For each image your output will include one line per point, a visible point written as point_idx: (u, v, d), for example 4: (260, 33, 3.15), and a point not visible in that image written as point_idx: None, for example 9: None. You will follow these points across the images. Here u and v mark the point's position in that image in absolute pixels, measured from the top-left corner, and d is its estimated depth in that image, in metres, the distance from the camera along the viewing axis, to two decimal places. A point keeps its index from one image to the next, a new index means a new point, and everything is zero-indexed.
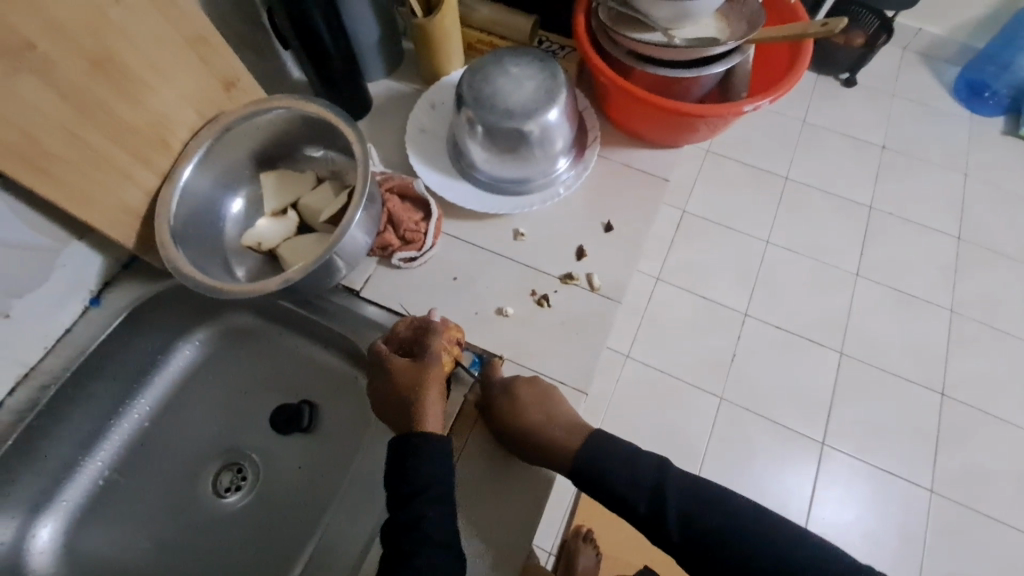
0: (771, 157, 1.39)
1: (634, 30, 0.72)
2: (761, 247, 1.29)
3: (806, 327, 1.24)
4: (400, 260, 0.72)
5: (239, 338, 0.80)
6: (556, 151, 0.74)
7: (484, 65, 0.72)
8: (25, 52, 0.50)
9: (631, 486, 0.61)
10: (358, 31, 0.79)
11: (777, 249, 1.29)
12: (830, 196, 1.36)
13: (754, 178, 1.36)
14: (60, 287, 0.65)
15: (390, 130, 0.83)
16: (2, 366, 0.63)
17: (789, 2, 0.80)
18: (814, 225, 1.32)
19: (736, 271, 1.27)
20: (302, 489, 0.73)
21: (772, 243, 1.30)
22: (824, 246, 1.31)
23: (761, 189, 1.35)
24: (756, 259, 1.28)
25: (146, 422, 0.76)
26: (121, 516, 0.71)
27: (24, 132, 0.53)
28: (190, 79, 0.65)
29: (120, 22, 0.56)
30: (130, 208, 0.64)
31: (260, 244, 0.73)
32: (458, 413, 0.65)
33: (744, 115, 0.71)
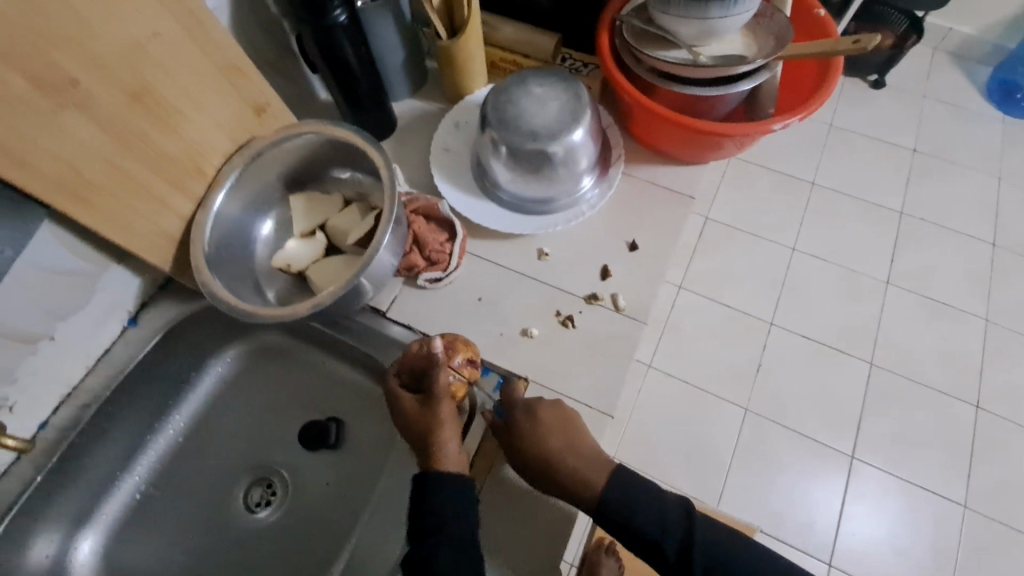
0: (796, 162, 1.36)
1: (659, 49, 0.72)
2: (787, 254, 1.26)
3: (834, 337, 1.21)
4: (425, 281, 0.73)
5: (269, 355, 0.82)
6: (581, 170, 0.74)
7: (508, 86, 0.72)
8: (70, 89, 0.52)
9: (661, 523, 0.59)
10: (384, 53, 0.80)
11: (804, 256, 1.26)
12: (859, 202, 1.32)
13: (779, 184, 1.33)
14: (101, 308, 0.68)
15: (414, 149, 0.84)
16: (46, 385, 0.66)
17: (817, 16, 0.79)
18: (842, 232, 1.29)
19: (762, 279, 1.24)
20: (330, 505, 0.74)
21: (798, 249, 1.27)
22: (852, 254, 1.28)
23: (787, 196, 1.32)
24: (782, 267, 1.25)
25: (180, 437, 0.78)
26: (158, 530, 0.73)
27: (69, 165, 0.54)
28: (223, 107, 0.67)
29: (157, 55, 0.57)
30: (167, 233, 0.66)
31: (290, 265, 0.75)
32: (483, 436, 0.65)
33: (772, 133, 0.70)
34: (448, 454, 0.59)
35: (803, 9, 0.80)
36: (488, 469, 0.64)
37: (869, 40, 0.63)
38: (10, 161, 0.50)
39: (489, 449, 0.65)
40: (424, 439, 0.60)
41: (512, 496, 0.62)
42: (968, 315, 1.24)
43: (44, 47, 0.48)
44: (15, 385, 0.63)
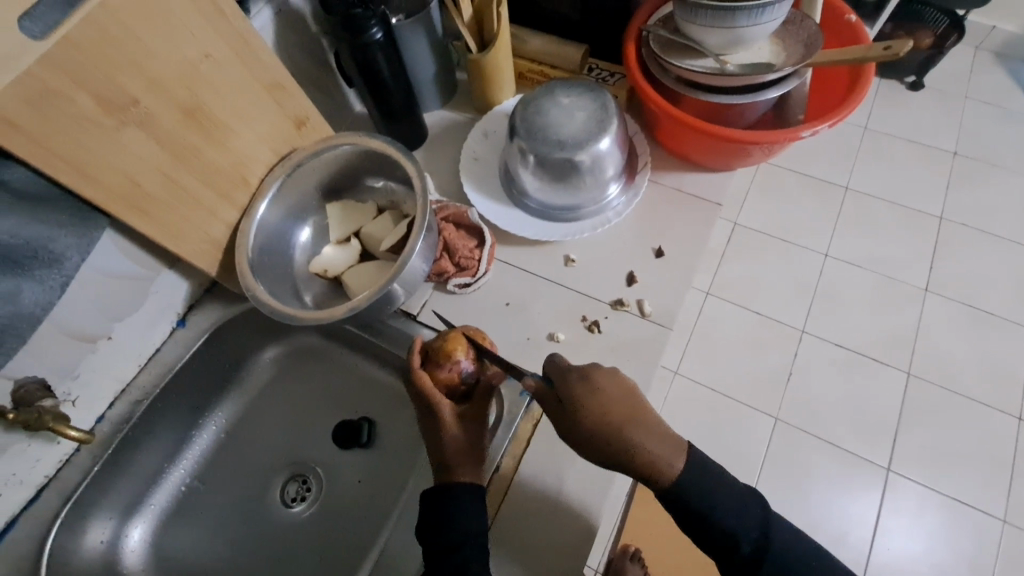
0: (830, 166, 1.33)
1: (686, 58, 0.73)
2: (819, 260, 1.24)
3: (869, 345, 1.18)
4: (454, 286, 0.76)
5: (305, 356, 0.85)
6: (607, 177, 0.75)
7: (536, 97, 0.74)
8: (130, 107, 0.56)
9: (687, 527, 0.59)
10: (417, 67, 0.83)
11: (838, 263, 1.24)
12: (896, 207, 1.29)
13: (812, 189, 1.31)
14: (153, 310, 0.72)
15: (444, 158, 0.87)
16: (103, 382, 0.71)
17: (848, 22, 0.78)
18: (877, 237, 1.26)
19: (794, 286, 1.22)
20: (362, 502, 0.77)
21: (831, 256, 1.24)
22: (889, 260, 1.24)
23: (820, 201, 1.29)
24: (815, 273, 1.22)
25: (223, 432, 0.82)
26: (201, 521, 0.77)
27: (129, 178, 0.59)
28: (266, 121, 0.70)
29: (208, 74, 0.62)
30: (214, 241, 0.70)
31: (326, 271, 0.78)
32: (511, 438, 0.66)
33: (801, 140, 0.70)
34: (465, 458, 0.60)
35: (834, 14, 0.80)
36: (514, 468, 0.65)
37: (901, 46, 0.62)
38: (78, 174, 0.54)
39: (515, 448, 0.66)
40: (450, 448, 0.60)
41: (537, 496, 0.64)
42: (1012, 324, 1.19)
43: (109, 69, 0.53)
44: (76, 381, 0.68)
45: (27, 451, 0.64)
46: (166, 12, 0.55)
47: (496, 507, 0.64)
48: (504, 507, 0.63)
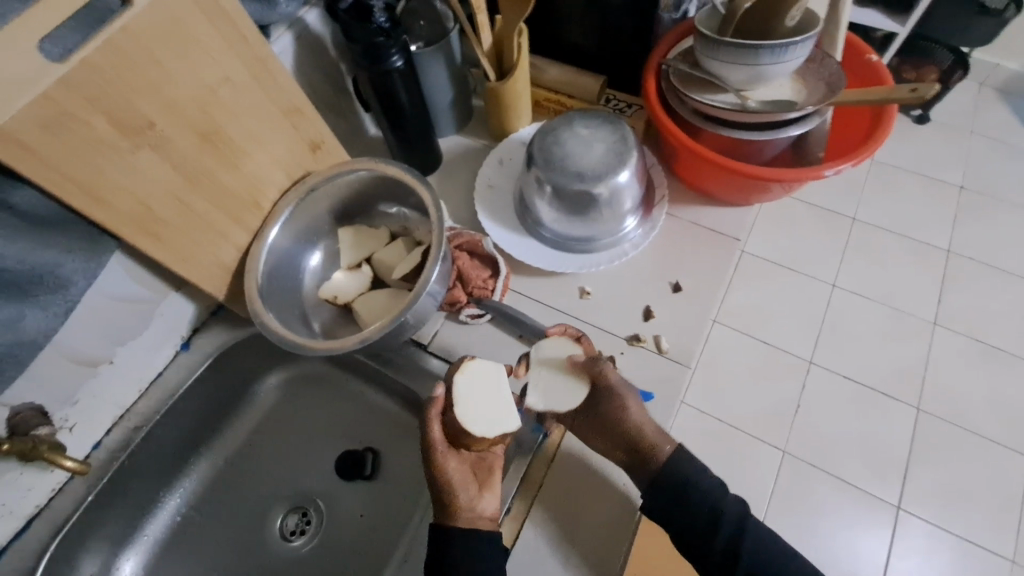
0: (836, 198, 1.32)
1: (705, 93, 0.72)
2: (828, 291, 1.19)
3: (881, 379, 1.15)
4: (467, 316, 0.73)
5: (309, 382, 0.83)
6: (624, 210, 0.75)
7: (555, 126, 0.73)
8: (146, 130, 0.55)
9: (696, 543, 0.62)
10: (434, 94, 0.82)
11: (844, 293, 1.20)
12: (903, 239, 1.28)
13: (822, 220, 1.28)
14: (157, 333, 0.70)
15: (459, 185, 0.86)
16: (103, 408, 0.68)
17: (869, 62, 0.78)
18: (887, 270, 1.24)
19: (805, 315, 1.16)
20: (363, 538, 0.74)
21: (838, 286, 1.20)
22: (898, 293, 1.22)
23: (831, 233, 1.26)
24: (823, 303, 1.18)
25: (224, 459, 0.79)
26: (195, 555, 0.74)
27: (142, 202, 0.57)
28: (282, 144, 0.70)
29: (227, 98, 0.61)
30: (223, 265, 0.69)
31: (337, 297, 0.76)
32: (523, 480, 0.65)
33: (825, 179, 0.69)
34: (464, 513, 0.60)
35: (855, 54, 0.80)
36: (526, 512, 0.64)
37: (927, 89, 0.62)
38: (88, 199, 0.53)
39: (526, 493, 0.65)
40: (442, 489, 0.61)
41: (549, 544, 0.62)
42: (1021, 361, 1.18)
43: (128, 94, 0.53)
44: (74, 407, 0.65)
45: (19, 480, 0.62)
46: (187, 37, 0.55)
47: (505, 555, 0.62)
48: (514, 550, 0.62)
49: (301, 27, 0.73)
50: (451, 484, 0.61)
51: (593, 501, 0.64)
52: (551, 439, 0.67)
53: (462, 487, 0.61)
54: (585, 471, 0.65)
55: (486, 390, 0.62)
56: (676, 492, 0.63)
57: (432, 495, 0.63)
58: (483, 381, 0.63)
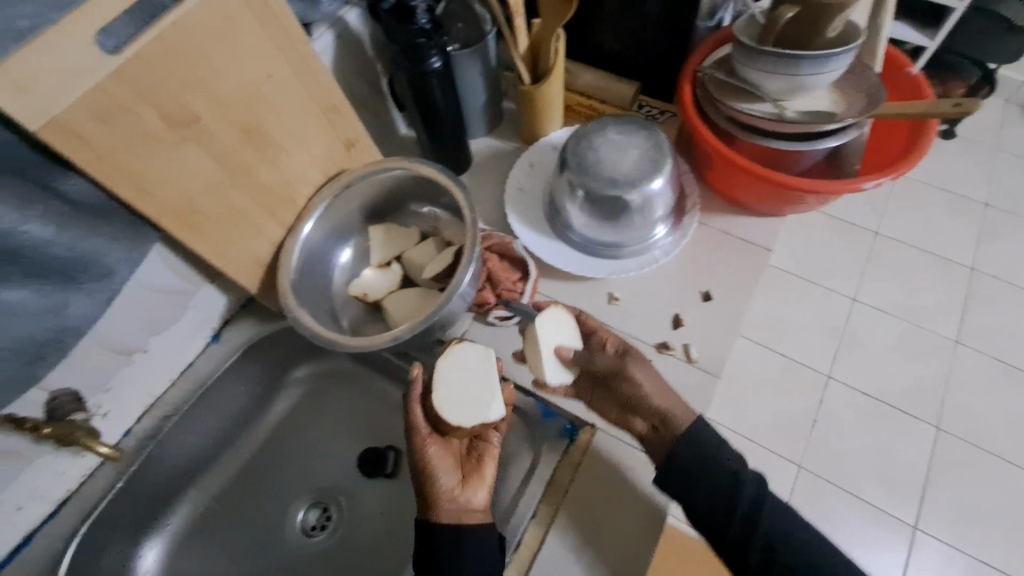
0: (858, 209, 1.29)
1: (742, 101, 0.72)
2: (847, 305, 1.16)
3: (901, 397, 1.13)
4: (495, 318, 0.74)
5: (333, 378, 0.83)
6: (655, 217, 0.74)
7: (588, 131, 0.73)
8: (192, 123, 0.56)
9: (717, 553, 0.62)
10: (468, 96, 0.83)
11: (864, 308, 1.17)
12: (926, 254, 1.25)
13: (841, 231, 1.24)
14: (190, 324, 0.71)
15: (488, 187, 0.86)
16: (135, 396, 0.69)
17: (910, 75, 0.77)
18: (909, 286, 1.21)
19: (822, 328, 1.14)
20: (383, 536, 0.74)
21: (858, 300, 1.17)
22: (920, 309, 1.19)
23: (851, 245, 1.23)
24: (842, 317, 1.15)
25: (249, 452, 0.79)
26: (217, 547, 0.74)
27: (183, 193, 0.58)
28: (319, 141, 0.71)
29: (269, 94, 0.62)
30: (258, 259, 0.69)
31: (366, 295, 0.77)
32: (550, 480, 0.65)
33: (862, 192, 0.68)
34: (447, 507, 0.59)
35: (894, 66, 0.79)
36: (552, 517, 0.63)
37: (972, 103, 0.62)
38: (136, 190, 0.54)
39: (552, 497, 0.64)
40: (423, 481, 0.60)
41: (574, 549, 0.62)
42: None
43: (176, 88, 0.54)
44: (107, 393, 0.66)
45: (53, 463, 0.63)
46: (234, 34, 0.56)
47: (530, 559, 0.62)
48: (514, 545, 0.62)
49: (341, 26, 0.73)
50: (432, 473, 0.60)
51: (620, 508, 0.64)
52: (579, 443, 0.67)
53: (444, 476, 0.60)
54: (612, 478, 0.65)
55: (468, 375, 0.63)
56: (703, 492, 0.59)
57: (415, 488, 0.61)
58: (468, 364, 0.63)
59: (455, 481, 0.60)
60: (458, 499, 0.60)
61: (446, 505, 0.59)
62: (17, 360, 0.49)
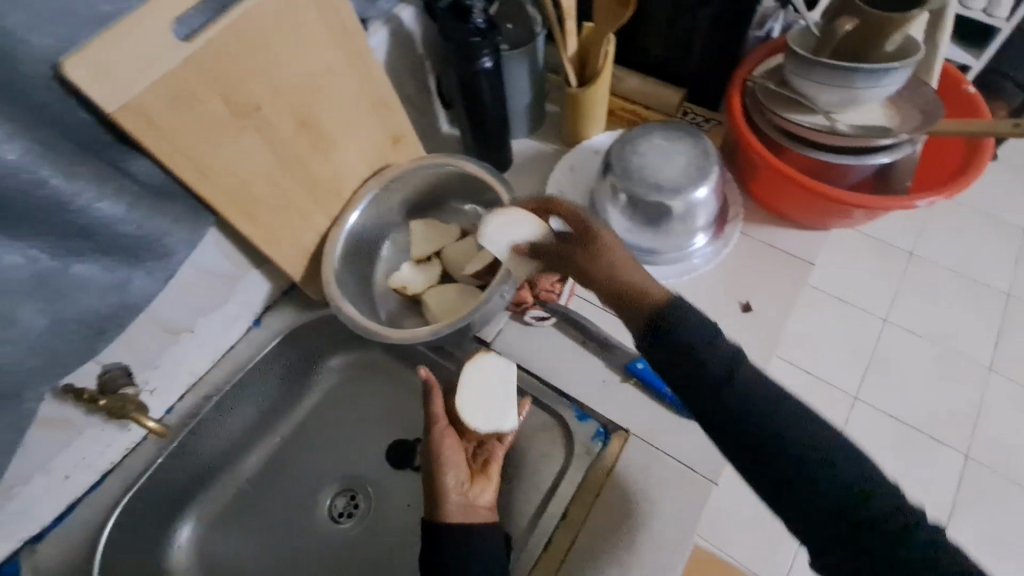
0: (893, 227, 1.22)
1: (793, 112, 0.71)
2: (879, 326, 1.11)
3: (929, 422, 1.10)
4: (532, 318, 0.74)
5: (366, 368, 0.84)
6: (697, 226, 0.74)
7: (634, 136, 0.74)
8: (254, 112, 0.58)
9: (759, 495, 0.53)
10: (514, 96, 0.84)
11: (896, 329, 1.12)
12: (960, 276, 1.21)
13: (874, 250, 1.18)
14: (234, 308, 0.72)
15: (529, 187, 0.87)
16: (179, 375, 0.71)
17: (966, 92, 0.76)
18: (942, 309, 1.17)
19: (853, 349, 1.09)
20: (410, 527, 0.75)
21: (890, 321, 1.12)
22: (952, 334, 1.16)
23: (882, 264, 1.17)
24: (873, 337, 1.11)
25: (282, 437, 0.81)
26: (248, 528, 0.76)
27: (241, 180, 0.60)
28: (369, 134, 0.72)
29: (325, 87, 0.64)
30: (304, 248, 0.71)
31: (405, 288, 0.77)
32: (573, 496, 0.65)
33: (914, 209, 0.67)
34: (454, 504, 0.62)
35: (950, 83, 0.78)
36: (584, 517, 0.63)
37: None
38: (198, 174, 0.55)
39: (584, 497, 0.64)
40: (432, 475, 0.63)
41: (604, 552, 0.62)
42: None
43: (242, 78, 0.55)
44: (155, 370, 0.67)
45: (101, 435, 0.65)
46: (295, 26, 0.58)
47: (560, 557, 0.62)
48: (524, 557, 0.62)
49: (396, 23, 0.75)
50: (441, 468, 0.63)
51: (654, 513, 0.63)
52: (612, 447, 0.67)
53: (451, 472, 0.63)
54: (645, 483, 0.65)
55: (486, 382, 0.66)
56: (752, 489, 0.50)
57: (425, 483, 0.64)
58: (490, 371, 0.66)
59: (461, 481, 0.64)
60: (464, 497, 0.62)
61: (453, 501, 0.62)
62: (84, 332, 0.51)
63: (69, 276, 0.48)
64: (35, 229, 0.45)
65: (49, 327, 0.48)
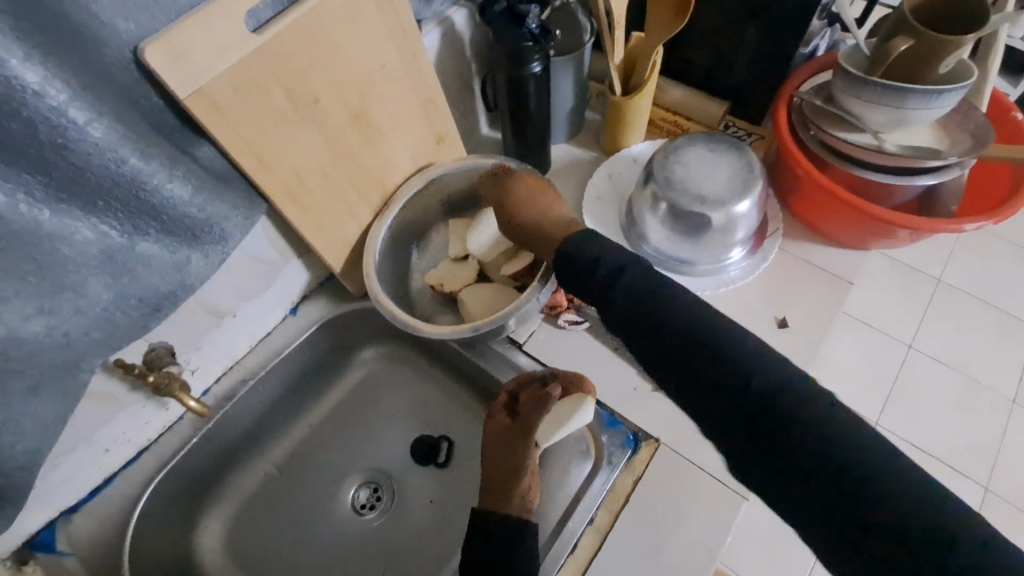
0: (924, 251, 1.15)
1: (841, 130, 0.71)
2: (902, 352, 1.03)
3: (950, 452, 1.02)
4: (565, 322, 0.75)
5: (395, 364, 0.85)
6: (735, 239, 0.74)
7: (678, 146, 0.74)
8: (312, 105, 0.59)
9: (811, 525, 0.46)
10: (557, 102, 0.84)
11: (921, 356, 1.04)
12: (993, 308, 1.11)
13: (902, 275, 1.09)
14: (274, 295, 0.74)
15: (566, 192, 0.88)
16: (218, 358, 0.72)
17: (1014, 120, 0.75)
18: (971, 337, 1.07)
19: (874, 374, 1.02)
20: (432, 523, 0.75)
21: (914, 347, 1.04)
22: (980, 364, 1.06)
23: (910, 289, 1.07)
24: (896, 362, 1.03)
25: (309, 426, 0.82)
26: (272, 514, 0.76)
27: (294, 170, 0.61)
28: (416, 132, 0.73)
29: (380, 84, 0.65)
30: (346, 240, 0.72)
31: (441, 285, 0.78)
32: (602, 504, 0.65)
33: (961, 233, 0.66)
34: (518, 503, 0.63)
35: (999, 109, 0.77)
36: (609, 524, 0.64)
37: None
38: (256, 163, 0.57)
39: (612, 504, 0.65)
40: (506, 473, 0.65)
41: (630, 560, 0.61)
42: None
43: (305, 70, 0.57)
44: (197, 351, 0.69)
45: (141, 412, 0.66)
46: (356, 24, 0.59)
47: (584, 563, 0.62)
48: (547, 561, 0.61)
49: (448, 24, 0.76)
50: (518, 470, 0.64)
51: (681, 529, 0.62)
52: (641, 454, 0.67)
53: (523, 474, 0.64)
54: (677, 492, 0.64)
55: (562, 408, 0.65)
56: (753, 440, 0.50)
57: (493, 480, 0.65)
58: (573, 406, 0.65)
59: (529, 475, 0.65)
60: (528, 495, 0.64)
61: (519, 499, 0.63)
62: (142, 309, 0.53)
63: (134, 253, 0.50)
64: (109, 206, 0.47)
65: (112, 302, 0.50)
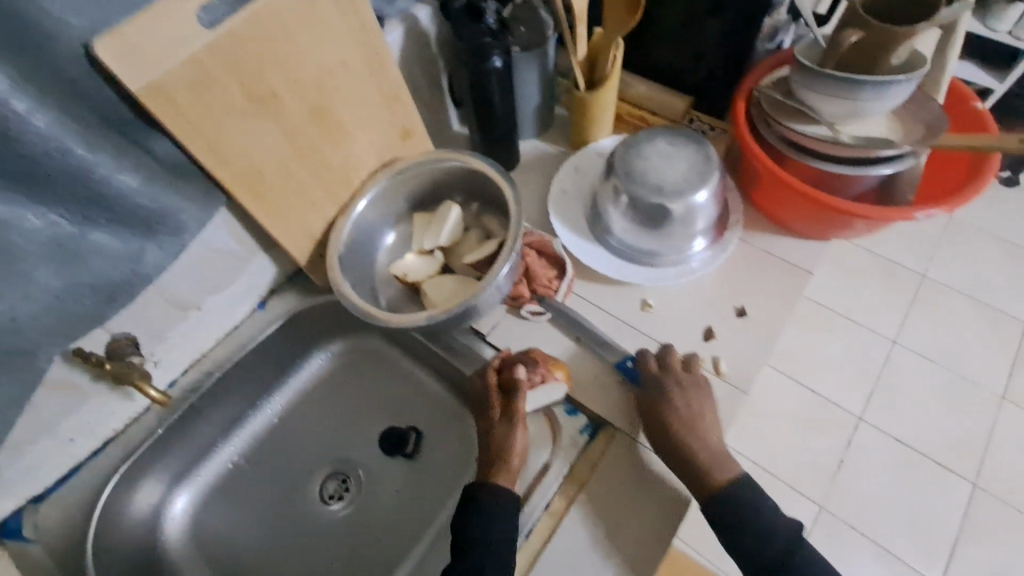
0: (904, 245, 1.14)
1: (799, 122, 0.72)
2: (885, 346, 1.02)
3: (935, 447, 0.99)
4: (528, 312, 0.75)
5: (365, 358, 0.86)
6: (695, 230, 0.75)
7: (638, 139, 0.75)
8: (270, 100, 0.60)
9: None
10: (523, 97, 0.85)
11: (905, 351, 1.03)
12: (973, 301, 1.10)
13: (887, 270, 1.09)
14: (240, 289, 0.75)
15: (533, 186, 0.88)
16: (184, 351, 0.73)
17: (974, 108, 0.76)
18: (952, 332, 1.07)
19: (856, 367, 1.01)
20: (399, 511, 0.76)
21: (898, 342, 1.03)
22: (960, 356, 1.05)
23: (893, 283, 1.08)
24: (879, 355, 1.02)
25: (278, 417, 0.83)
26: (240, 503, 0.78)
27: (254, 163, 0.62)
28: (380, 128, 0.74)
29: (340, 79, 0.66)
30: (311, 233, 0.73)
31: (406, 276, 0.79)
32: (558, 489, 0.65)
33: (913, 222, 0.67)
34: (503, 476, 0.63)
35: (960, 97, 0.77)
36: (564, 510, 0.64)
37: None
38: (213, 156, 0.58)
39: (568, 491, 0.65)
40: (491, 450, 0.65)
41: (585, 544, 0.62)
42: None
43: (261, 64, 0.58)
44: (162, 343, 0.70)
45: (106, 403, 0.68)
46: (311, 20, 0.60)
47: (536, 549, 0.62)
48: None
49: (412, 21, 0.77)
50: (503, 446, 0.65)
51: (633, 514, 0.63)
52: (599, 441, 0.68)
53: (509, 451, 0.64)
54: (631, 479, 0.65)
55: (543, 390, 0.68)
56: (726, 510, 0.61)
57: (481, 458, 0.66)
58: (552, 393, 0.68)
59: (515, 451, 0.64)
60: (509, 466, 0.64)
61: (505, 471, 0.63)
62: (96, 297, 0.54)
63: (87, 243, 0.51)
64: (58, 196, 0.48)
65: (64, 290, 0.51)
